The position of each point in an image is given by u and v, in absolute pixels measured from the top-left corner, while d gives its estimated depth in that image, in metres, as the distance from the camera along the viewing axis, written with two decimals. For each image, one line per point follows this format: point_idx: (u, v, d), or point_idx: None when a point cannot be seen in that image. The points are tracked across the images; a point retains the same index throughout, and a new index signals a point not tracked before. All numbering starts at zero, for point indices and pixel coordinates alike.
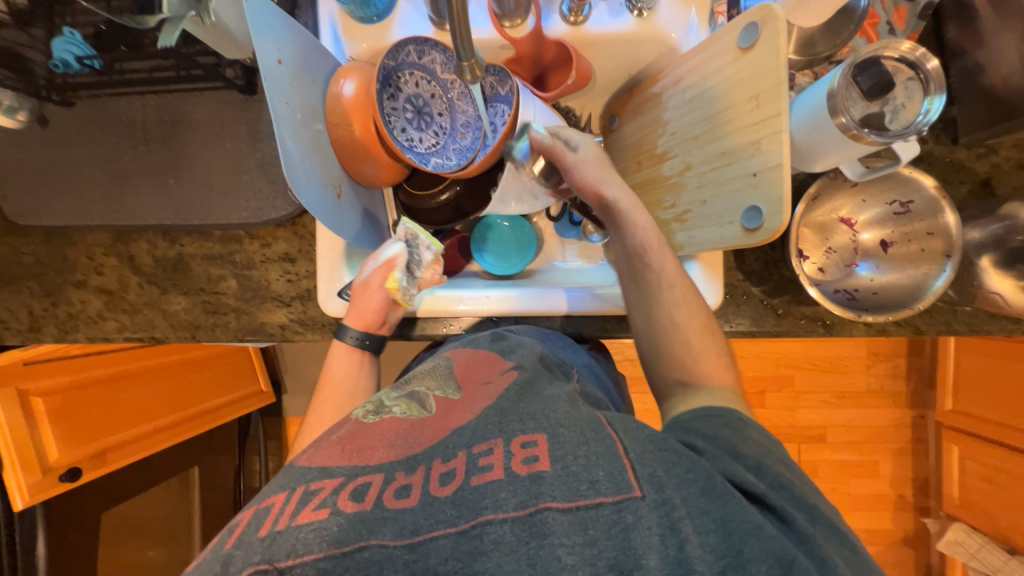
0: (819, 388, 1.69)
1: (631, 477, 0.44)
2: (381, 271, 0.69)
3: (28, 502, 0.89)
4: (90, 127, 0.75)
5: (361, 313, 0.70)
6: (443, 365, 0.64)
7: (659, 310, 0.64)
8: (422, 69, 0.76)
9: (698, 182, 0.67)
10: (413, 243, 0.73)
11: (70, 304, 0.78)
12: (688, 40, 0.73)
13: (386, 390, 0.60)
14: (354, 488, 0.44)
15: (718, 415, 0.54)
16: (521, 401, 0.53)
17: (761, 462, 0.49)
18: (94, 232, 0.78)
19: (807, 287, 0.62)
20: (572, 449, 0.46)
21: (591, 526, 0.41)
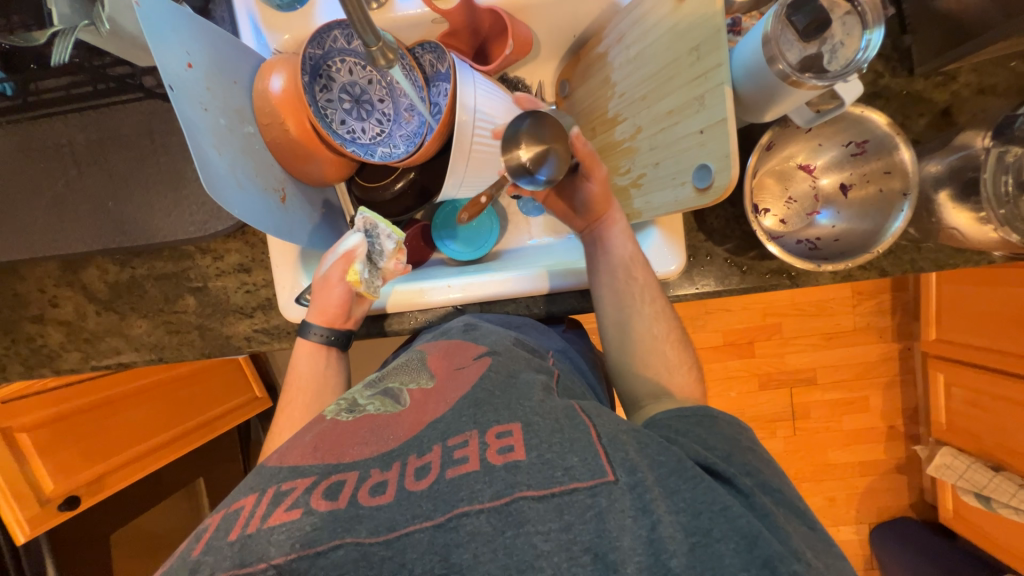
0: (805, 332, 1.71)
1: (604, 461, 0.44)
2: (340, 263, 0.68)
3: (30, 533, 0.91)
4: (16, 153, 0.72)
5: (324, 309, 0.69)
6: (415, 357, 0.63)
7: (638, 321, 0.65)
8: (354, 55, 0.73)
9: (650, 144, 0.65)
10: (373, 233, 0.71)
11: (31, 340, 0.76)
12: None
13: (359, 387, 0.59)
14: (327, 486, 0.43)
15: (690, 413, 0.54)
16: (488, 390, 0.52)
17: (729, 453, 0.50)
18: (41, 264, 0.75)
19: (766, 244, 0.60)
20: (546, 437, 0.46)
21: (567, 512, 0.41)
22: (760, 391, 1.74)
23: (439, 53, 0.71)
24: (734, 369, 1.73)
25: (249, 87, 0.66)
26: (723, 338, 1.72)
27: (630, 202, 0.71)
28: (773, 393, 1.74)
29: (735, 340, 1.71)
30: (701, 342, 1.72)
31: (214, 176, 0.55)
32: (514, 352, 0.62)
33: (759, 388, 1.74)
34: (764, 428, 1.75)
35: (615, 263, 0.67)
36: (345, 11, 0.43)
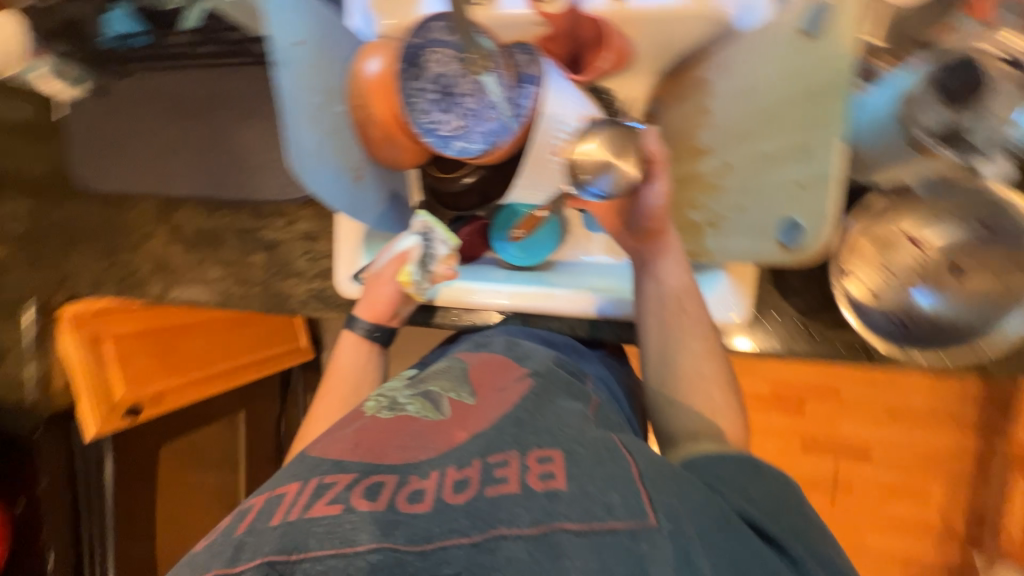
0: (865, 402, 1.56)
1: (647, 504, 0.42)
2: (393, 264, 0.71)
3: (97, 431, 1.00)
4: (141, 99, 0.81)
5: (373, 305, 0.73)
6: (457, 367, 0.64)
7: (683, 360, 0.61)
8: (449, 46, 0.71)
9: (740, 185, 0.60)
10: (428, 236, 0.73)
11: (126, 266, 0.85)
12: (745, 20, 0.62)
13: (400, 387, 0.61)
14: (367, 487, 0.44)
15: (735, 460, 0.52)
16: (531, 416, 0.52)
17: (776, 510, 0.48)
18: (144, 201, 0.84)
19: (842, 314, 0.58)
20: (588, 470, 0.44)
21: (606, 553, 0.38)
22: (801, 453, 1.61)
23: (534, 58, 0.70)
24: (777, 424, 1.61)
25: (344, 67, 0.68)
26: (770, 389, 1.61)
27: (701, 242, 0.65)
28: (815, 458, 1.61)
29: (782, 394, 1.60)
30: (745, 388, 1.63)
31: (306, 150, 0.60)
32: (554, 373, 0.62)
33: (800, 450, 1.61)
34: None
35: (663, 295, 0.62)
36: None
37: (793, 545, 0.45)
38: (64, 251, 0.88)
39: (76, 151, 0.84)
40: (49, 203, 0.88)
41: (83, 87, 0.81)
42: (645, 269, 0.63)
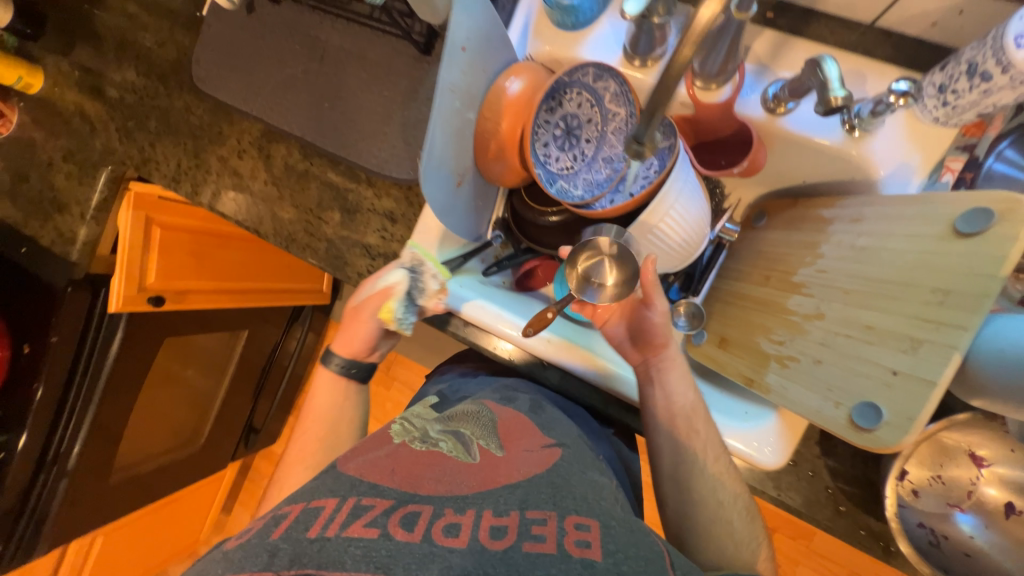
0: (835, 559, 1.52)
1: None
2: (377, 298, 0.72)
3: (118, 309, 1.00)
4: (285, 28, 0.82)
5: (353, 339, 0.76)
6: (487, 415, 0.63)
7: (701, 481, 0.62)
8: (591, 92, 0.73)
9: (823, 339, 0.59)
10: (417, 269, 0.73)
11: (208, 173, 0.86)
12: (894, 183, 0.60)
13: (431, 423, 0.62)
14: (404, 516, 0.45)
15: None
16: (556, 482, 0.51)
17: None
18: (250, 121, 0.85)
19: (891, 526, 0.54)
20: (623, 548, 0.44)
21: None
22: None
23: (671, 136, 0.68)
24: None
25: (490, 78, 0.68)
26: None
27: (764, 373, 0.65)
28: None
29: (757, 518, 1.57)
30: None
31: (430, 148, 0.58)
32: (579, 446, 0.63)
33: None
34: None
35: (673, 412, 0.64)
36: (646, 106, 0.45)
37: None
38: (158, 136, 0.89)
39: (205, 52, 0.86)
40: (164, 88, 0.90)
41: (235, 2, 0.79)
42: (650, 383, 0.67)
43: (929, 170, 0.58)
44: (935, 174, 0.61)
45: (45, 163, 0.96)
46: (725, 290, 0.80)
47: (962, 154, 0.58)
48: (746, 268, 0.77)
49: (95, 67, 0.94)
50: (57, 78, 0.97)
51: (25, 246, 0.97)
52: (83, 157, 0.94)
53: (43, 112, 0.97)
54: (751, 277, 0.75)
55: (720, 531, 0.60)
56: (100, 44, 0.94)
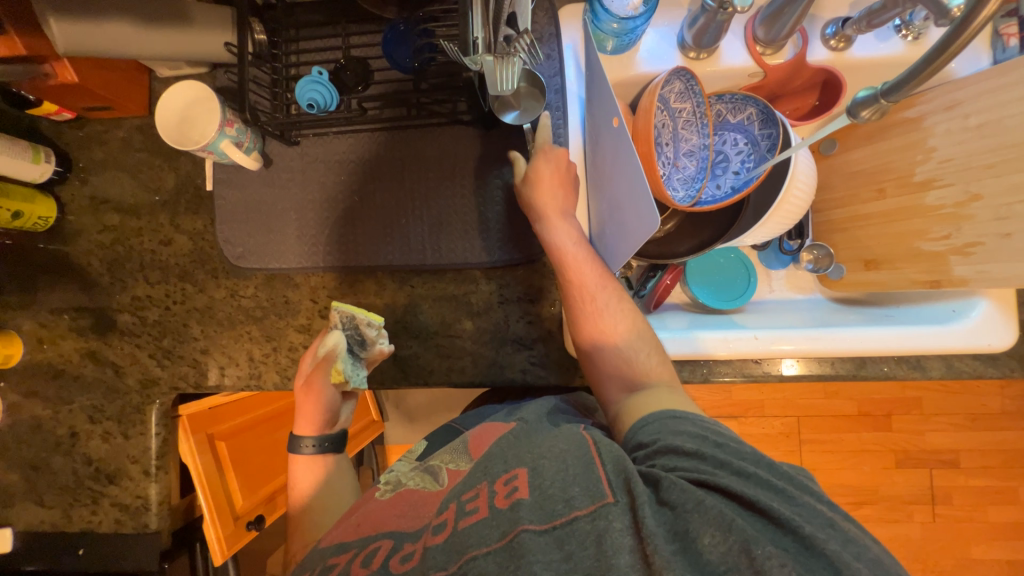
0: (948, 410, 1.62)
1: (604, 485, 0.49)
2: (321, 368, 0.67)
3: (228, 555, 0.84)
4: (318, 164, 0.74)
5: (308, 420, 0.70)
6: (461, 440, 0.69)
7: (598, 326, 0.63)
8: (660, 99, 0.72)
9: (997, 214, 0.62)
10: (351, 325, 0.66)
11: (294, 349, 0.74)
12: (963, 64, 0.70)
13: (411, 466, 0.69)
14: (365, 556, 0.53)
15: (672, 413, 0.57)
16: (511, 445, 0.59)
17: (698, 450, 0.51)
18: (320, 274, 0.75)
19: None
20: (551, 476, 0.51)
21: (567, 543, 0.46)
22: (895, 468, 1.63)
23: (763, 107, 0.72)
24: (867, 442, 1.64)
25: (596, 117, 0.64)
26: (856, 407, 1.64)
27: (947, 269, 0.68)
28: (910, 473, 1.62)
29: (868, 411, 1.64)
30: (833, 410, 1.65)
31: (625, 216, 0.57)
32: (542, 422, 0.66)
33: (895, 466, 1.63)
34: (901, 512, 1.63)
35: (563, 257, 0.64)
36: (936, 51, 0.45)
37: (737, 487, 0.47)
38: (212, 338, 0.76)
39: (232, 227, 0.75)
40: (195, 284, 0.77)
41: (255, 155, 0.71)
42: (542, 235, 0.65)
43: (991, 42, 0.69)
44: (996, 44, 0.70)
45: (67, 436, 0.77)
46: (835, 220, 0.84)
47: (1012, 18, 0.68)
48: (847, 192, 0.81)
49: (89, 300, 0.78)
50: (40, 334, 0.78)
51: (82, 547, 0.76)
52: (120, 405, 0.77)
53: (40, 380, 0.78)
54: (860, 197, 0.79)
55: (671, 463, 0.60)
56: (81, 272, 0.78)
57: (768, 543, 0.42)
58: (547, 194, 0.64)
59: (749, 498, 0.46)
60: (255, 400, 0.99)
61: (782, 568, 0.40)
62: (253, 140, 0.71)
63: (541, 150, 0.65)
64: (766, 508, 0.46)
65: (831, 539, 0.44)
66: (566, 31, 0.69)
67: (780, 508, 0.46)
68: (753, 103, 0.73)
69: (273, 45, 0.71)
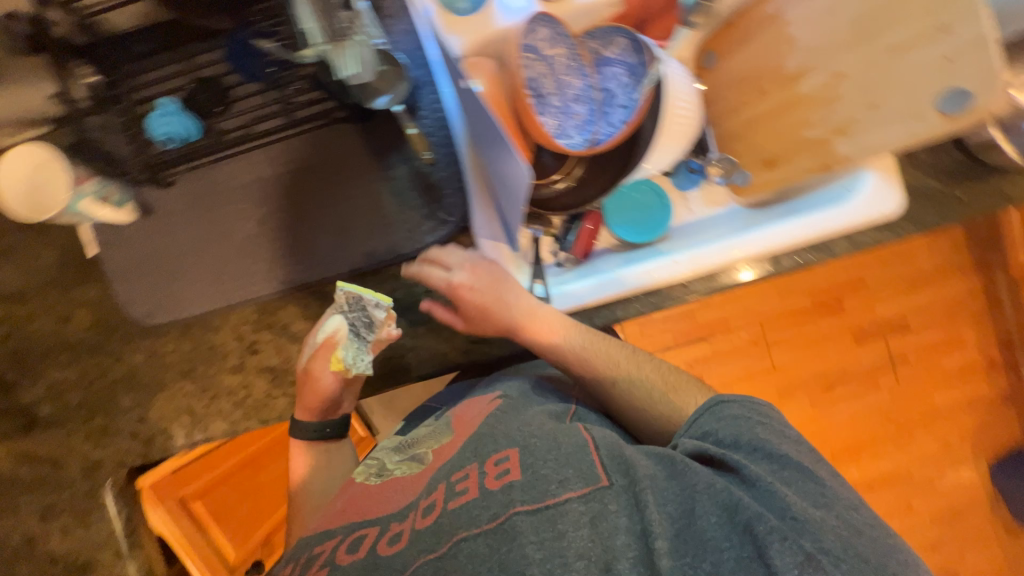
0: (891, 280, 1.72)
1: (598, 470, 0.55)
2: (324, 352, 0.67)
3: None
4: (201, 199, 0.70)
5: (309, 405, 0.70)
6: (439, 424, 0.76)
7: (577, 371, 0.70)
8: (532, 50, 0.72)
9: (860, 87, 0.65)
10: (356, 306, 0.65)
11: (233, 392, 0.72)
12: None
13: (391, 454, 0.75)
14: (355, 542, 0.59)
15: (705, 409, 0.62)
16: (500, 424, 0.65)
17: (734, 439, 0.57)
18: (238, 310, 0.72)
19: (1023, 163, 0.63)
20: (541, 457, 0.57)
21: (559, 521, 0.51)
22: (855, 345, 1.74)
23: (631, 34, 0.74)
24: (826, 329, 1.74)
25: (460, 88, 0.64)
26: (810, 299, 1.73)
27: (833, 151, 0.70)
28: (870, 345, 1.74)
29: (821, 300, 1.73)
30: (790, 308, 1.73)
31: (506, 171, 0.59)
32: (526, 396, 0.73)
33: (855, 343, 1.74)
34: (868, 382, 1.75)
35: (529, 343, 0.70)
36: None
37: (755, 473, 0.53)
38: (144, 403, 0.73)
39: (129, 286, 0.71)
40: (111, 355, 0.73)
41: (128, 206, 0.69)
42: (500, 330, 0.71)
43: None
44: None
45: None
46: (731, 129, 0.85)
47: None
48: (734, 99, 0.83)
49: None
50: None
51: None
52: (61, 498, 0.72)
53: None
54: (746, 102, 0.81)
55: (639, 412, 0.69)
56: None
57: (771, 518, 0.48)
58: (488, 286, 0.69)
59: (756, 478, 0.52)
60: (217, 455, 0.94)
61: (782, 544, 0.46)
62: (120, 191, 0.67)
63: (455, 287, 0.67)
64: (780, 494, 0.50)
65: (834, 523, 0.49)
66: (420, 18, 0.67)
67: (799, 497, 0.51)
68: (621, 33, 0.75)
69: (111, 84, 0.66)
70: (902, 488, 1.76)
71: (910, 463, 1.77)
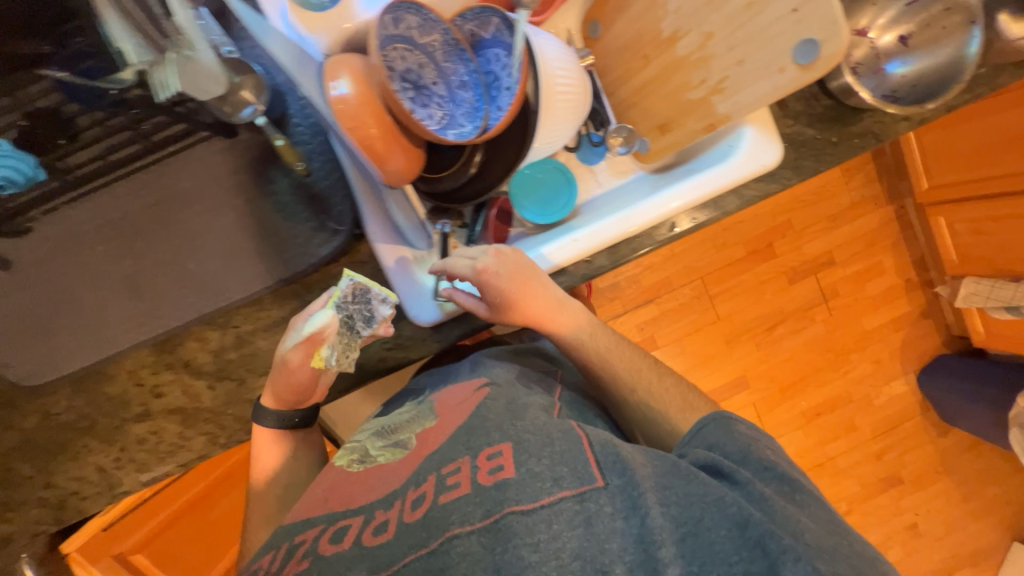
0: (813, 220, 1.83)
1: (594, 469, 0.56)
2: (309, 346, 0.63)
3: None
4: (66, 243, 0.65)
5: (279, 394, 0.66)
6: (424, 408, 0.75)
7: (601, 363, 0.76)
8: (401, 40, 0.69)
9: (728, 45, 0.66)
10: (361, 298, 0.65)
11: (145, 440, 0.68)
12: None
13: (368, 438, 0.71)
14: (336, 533, 0.56)
15: (711, 424, 0.66)
16: (491, 414, 0.64)
17: (744, 454, 0.62)
18: (131, 355, 0.67)
19: (884, 107, 0.64)
20: (535, 453, 0.57)
21: (556, 521, 0.51)
22: (789, 286, 1.84)
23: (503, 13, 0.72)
24: (762, 274, 1.82)
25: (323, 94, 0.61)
26: (744, 248, 1.81)
27: (714, 110, 0.71)
28: (802, 283, 1.85)
29: (754, 248, 1.81)
30: (727, 259, 1.80)
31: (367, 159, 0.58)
32: (513, 383, 0.74)
33: (789, 284, 1.84)
34: (805, 318, 1.86)
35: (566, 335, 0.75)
36: None
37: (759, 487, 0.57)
38: (46, 469, 0.68)
39: None
40: None
41: None
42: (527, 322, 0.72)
43: None
44: None
45: None
46: (624, 98, 0.86)
47: None
48: (622, 68, 0.83)
49: None
50: None
51: None
52: None
53: None
54: (633, 69, 0.81)
55: (645, 403, 0.73)
56: None
57: (782, 538, 0.51)
58: (518, 284, 0.67)
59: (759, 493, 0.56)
60: (153, 506, 0.89)
61: (792, 564, 0.49)
62: None
63: (486, 273, 0.67)
64: (782, 512, 0.55)
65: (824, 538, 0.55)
66: (272, 46, 0.64)
67: (804, 521, 0.56)
68: (493, 12, 0.72)
69: None
70: (845, 409, 1.91)
71: (850, 385, 1.90)
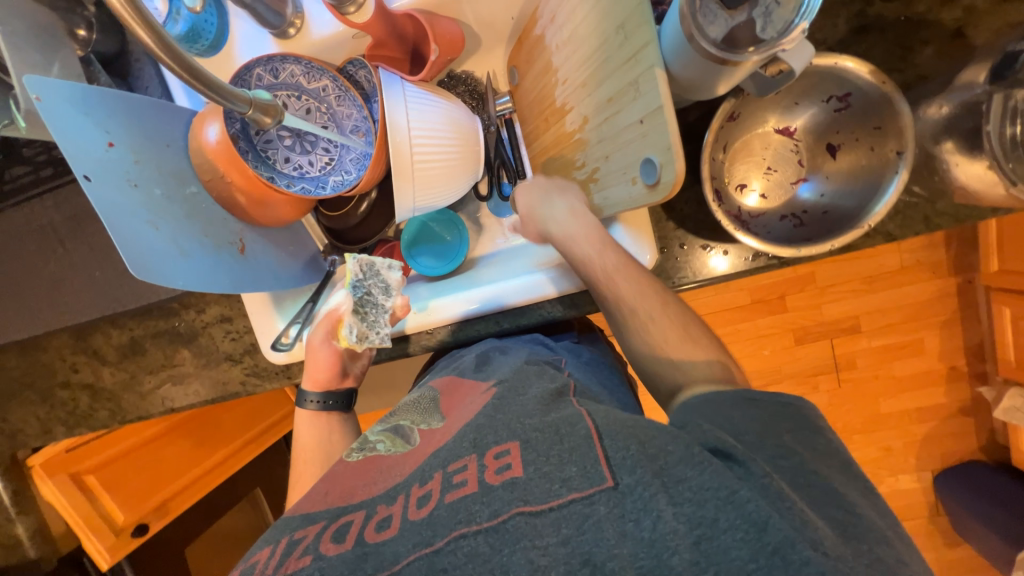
0: (844, 278, 1.57)
1: (603, 467, 0.40)
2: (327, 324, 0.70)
3: (110, 559, 1.06)
4: (9, 239, 0.78)
5: (314, 375, 0.72)
6: (427, 396, 0.63)
7: (608, 296, 0.58)
8: (285, 87, 0.70)
9: (598, 136, 0.58)
10: (372, 272, 0.70)
11: (65, 404, 0.84)
12: None
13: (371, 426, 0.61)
14: (335, 530, 0.44)
15: (733, 395, 0.48)
16: (498, 413, 0.51)
17: (761, 435, 0.44)
18: (57, 336, 0.81)
19: (740, 237, 0.54)
20: (544, 450, 0.43)
21: (564, 525, 0.38)
22: (796, 345, 1.63)
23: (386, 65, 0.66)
24: (766, 327, 1.62)
25: (185, 145, 0.63)
26: (750, 295, 1.60)
27: (591, 198, 0.64)
28: (812, 346, 1.62)
29: (762, 296, 1.60)
30: (730, 303, 1.62)
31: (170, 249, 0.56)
32: (522, 372, 0.60)
33: (796, 343, 1.62)
34: (806, 384, 1.65)
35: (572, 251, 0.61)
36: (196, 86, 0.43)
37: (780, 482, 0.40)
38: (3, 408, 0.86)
39: None
40: None
41: None
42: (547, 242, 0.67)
43: None
44: None
45: None
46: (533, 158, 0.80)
47: None
48: (530, 126, 0.77)
49: None
50: None
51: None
52: None
53: None
54: (536, 131, 0.75)
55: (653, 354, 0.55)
56: None
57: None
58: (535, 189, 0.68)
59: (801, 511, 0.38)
60: (116, 436, 1.08)
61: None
62: None
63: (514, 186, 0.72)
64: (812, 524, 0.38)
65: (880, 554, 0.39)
66: (66, 143, 0.51)
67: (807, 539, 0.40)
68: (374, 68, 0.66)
69: None
70: None
71: None
